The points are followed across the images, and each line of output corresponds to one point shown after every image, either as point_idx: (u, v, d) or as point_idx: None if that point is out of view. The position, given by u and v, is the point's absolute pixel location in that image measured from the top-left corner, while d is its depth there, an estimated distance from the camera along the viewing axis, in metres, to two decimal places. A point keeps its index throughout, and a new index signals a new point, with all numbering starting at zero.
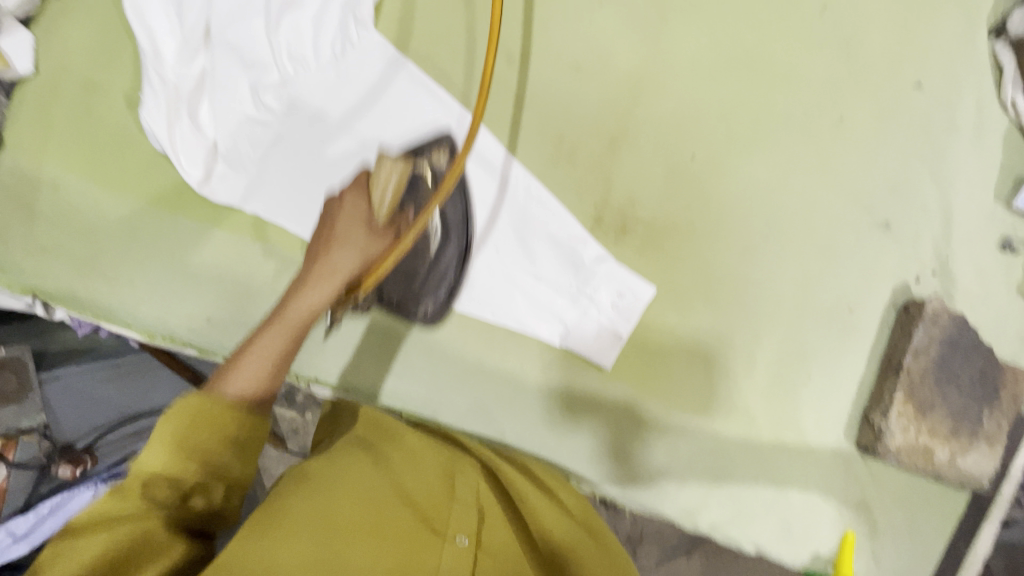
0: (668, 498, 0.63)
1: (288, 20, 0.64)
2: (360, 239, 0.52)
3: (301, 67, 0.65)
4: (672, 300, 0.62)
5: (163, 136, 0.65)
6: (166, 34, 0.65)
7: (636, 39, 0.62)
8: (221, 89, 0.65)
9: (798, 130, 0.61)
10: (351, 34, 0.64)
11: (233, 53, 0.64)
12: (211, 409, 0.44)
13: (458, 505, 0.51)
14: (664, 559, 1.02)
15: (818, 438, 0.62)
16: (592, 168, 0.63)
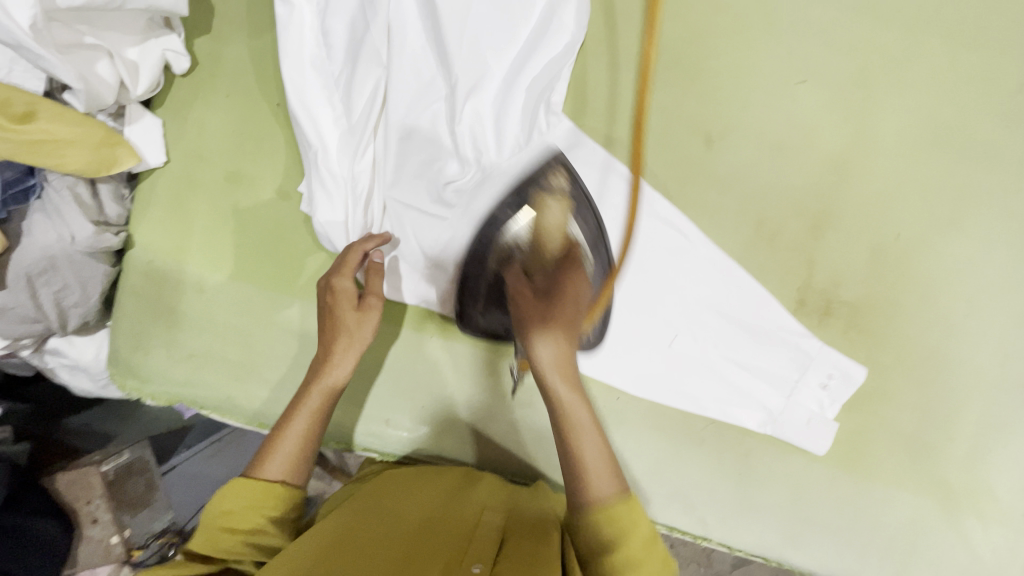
0: (873, 572, 0.65)
1: (473, 111, 0.59)
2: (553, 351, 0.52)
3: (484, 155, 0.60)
4: (876, 381, 0.63)
5: (338, 236, 0.60)
6: (334, 122, 0.59)
7: (838, 121, 0.60)
8: (399, 182, 0.60)
9: (1001, 209, 0.61)
10: (539, 120, 0.60)
11: (410, 145, 0.59)
12: (274, 498, 0.51)
13: (474, 527, 0.52)
14: (738, 563, 1.02)
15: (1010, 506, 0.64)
16: (795, 251, 0.62)
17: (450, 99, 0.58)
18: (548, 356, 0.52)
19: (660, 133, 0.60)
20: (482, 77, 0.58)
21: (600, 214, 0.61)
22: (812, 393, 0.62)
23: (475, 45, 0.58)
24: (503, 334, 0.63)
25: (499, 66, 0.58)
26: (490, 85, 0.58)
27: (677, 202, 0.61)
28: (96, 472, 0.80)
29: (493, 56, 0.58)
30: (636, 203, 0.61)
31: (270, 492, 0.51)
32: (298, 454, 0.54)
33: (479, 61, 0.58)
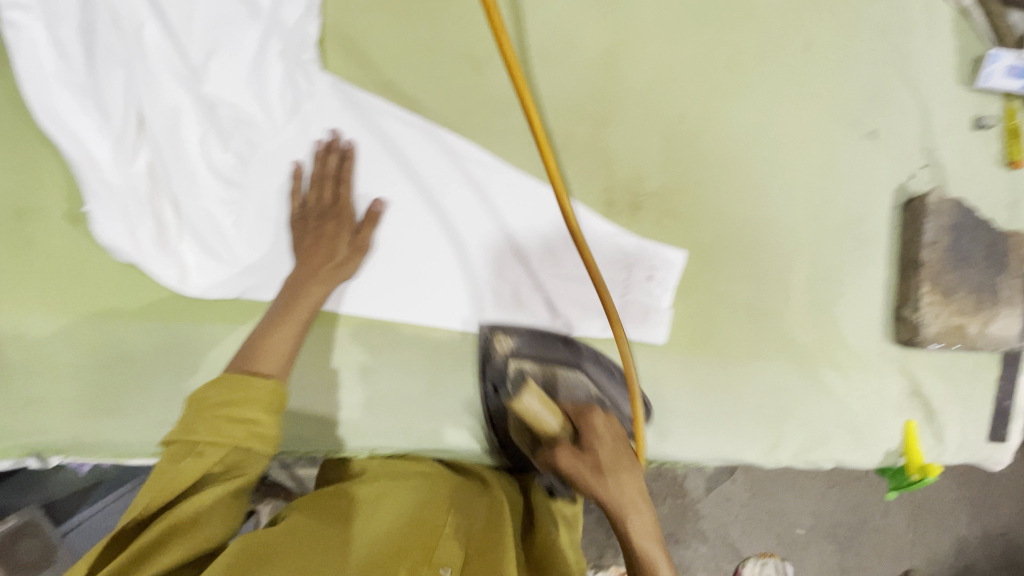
0: (750, 446, 0.65)
1: (231, 86, 0.58)
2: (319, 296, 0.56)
3: (255, 129, 0.59)
4: (702, 260, 0.63)
5: (130, 249, 0.59)
6: (93, 130, 0.57)
7: (596, 16, 0.60)
8: (177, 178, 0.59)
9: (773, 65, 0.62)
10: (299, 82, 0.59)
11: (175, 138, 0.58)
12: (265, 398, 0.48)
13: (435, 531, 0.50)
14: (711, 486, 1.02)
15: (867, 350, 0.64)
16: (590, 153, 0.62)
17: (205, 80, 0.58)
18: (537, 409, 0.54)
19: (427, 67, 0.60)
20: (229, 52, 0.58)
21: (387, 158, 0.60)
22: (642, 288, 0.63)
23: (213, 21, 0.57)
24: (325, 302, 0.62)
25: (243, 36, 0.58)
26: (239, 56, 0.58)
27: (462, 130, 0.61)
28: None
29: (233, 28, 0.57)
30: (419, 139, 0.60)
31: (264, 390, 0.49)
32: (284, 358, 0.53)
33: (221, 35, 0.58)
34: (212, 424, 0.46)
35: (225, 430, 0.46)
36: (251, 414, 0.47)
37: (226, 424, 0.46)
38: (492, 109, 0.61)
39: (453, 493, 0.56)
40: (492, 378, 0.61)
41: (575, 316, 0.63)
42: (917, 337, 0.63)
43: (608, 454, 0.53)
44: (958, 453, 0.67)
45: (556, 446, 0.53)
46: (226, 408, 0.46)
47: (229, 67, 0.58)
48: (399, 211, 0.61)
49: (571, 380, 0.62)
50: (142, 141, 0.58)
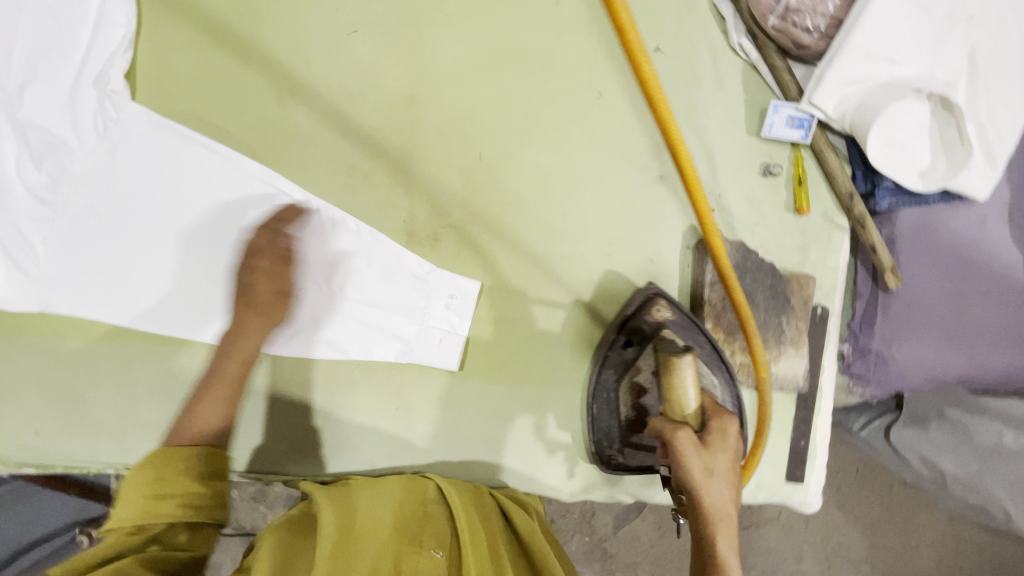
0: (544, 475, 0.68)
1: (43, 110, 0.61)
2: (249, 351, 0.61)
3: (65, 150, 0.62)
4: (496, 291, 0.66)
5: None
6: None
7: (397, 59, 0.64)
8: None
9: (567, 110, 0.65)
10: (108, 108, 0.62)
11: None
12: (193, 459, 0.53)
13: (420, 521, 0.55)
14: (620, 524, 0.92)
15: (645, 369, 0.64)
16: (391, 186, 0.65)
17: (16, 101, 0.61)
18: (686, 381, 0.51)
19: (235, 101, 0.64)
20: (42, 78, 0.61)
21: (194, 184, 0.64)
22: (438, 318, 0.65)
23: (24, 45, 0.60)
24: (127, 318, 0.64)
25: (56, 63, 0.61)
26: (52, 82, 0.61)
27: (269, 160, 0.64)
28: None
29: (44, 54, 0.61)
30: (224, 167, 0.64)
31: (176, 452, 0.53)
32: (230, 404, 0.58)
33: (33, 60, 0.61)
34: (138, 511, 0.49)
35: (158, 506, 0.50)
36: (184, 485, 0.52)
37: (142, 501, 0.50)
38: (296, 142, 0.64)
39: (405, 496, 0.59)
40: (627, 334, 0.64)
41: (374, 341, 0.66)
42: None
43: (717, 432, 0.49)
44: (755, 493, 0.68)
45: (676, 427, 0.48)
46: (149, 487, 0.50)
47: (42, 92, 0.61)
48: (204, 233, 0.64)
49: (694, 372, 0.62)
50: None
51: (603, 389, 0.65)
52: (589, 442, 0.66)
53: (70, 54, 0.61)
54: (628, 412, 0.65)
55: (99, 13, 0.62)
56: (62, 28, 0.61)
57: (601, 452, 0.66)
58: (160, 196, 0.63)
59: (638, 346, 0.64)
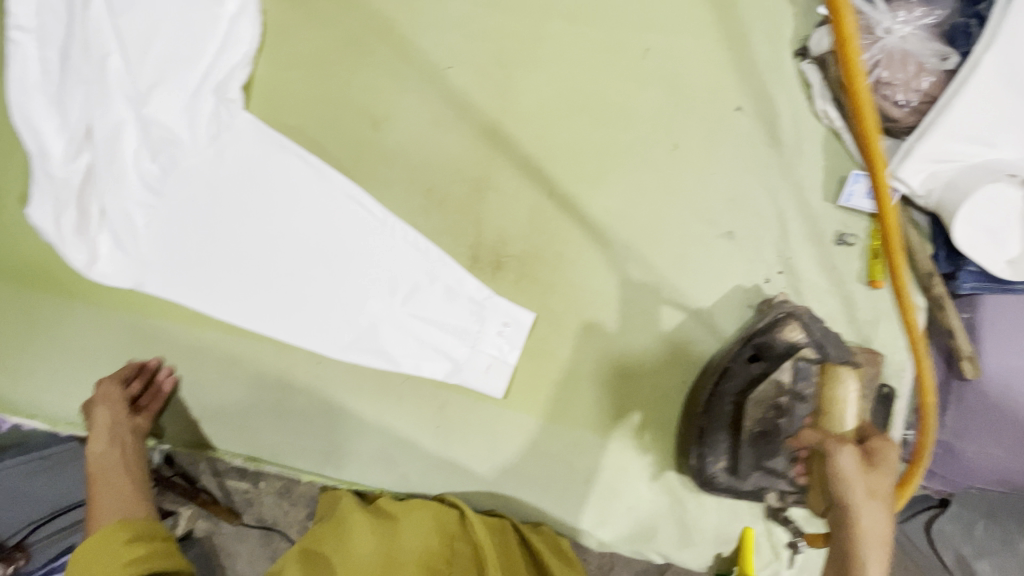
0: (575, 520, 0.65)
1: (167, 110, 0.68)
2: (106, 413, 0.64)
3: (178, 145, 0.68)
4: (549, 325, 0.66)
5: (51, 230, 0.67)
6: (51, 131, 0.67)
7: (485, 96, 0.68)
8: (105, 176, 0.68)
9: (642, 158, 0.67)
10: (223, 114, 0.69)
11: (111, 144, 0.68)
12: (115, 534, 0.57)
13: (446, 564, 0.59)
14: None
15: (727, 398, 0.60)
16: (463, 212, 0.68)
17: (146, 101, 0.68)
18: (846, 395, 0.49)
19: (332, 119, 0.69)
20: (170, 82, 0.68)
21: (286, 190, 0.69)
22: (489, 344, 0.67)
23: (162, 53, 0.68)
24: (203, 304, 0.68)
25: (185, 70, 0.68)
26: (179, 86, 0.68)
27: (355, 176, 0.69)
28: None
29: (176, 62, 0.68)
30: (314, 177, 0.69)
31: (115, 528, 0.58)
32: (129, 500, 0.61)
33: (167, 67, 0.68)
34: (108, 572, 0.54)
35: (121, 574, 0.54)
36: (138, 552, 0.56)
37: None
38: (381, 162, 0.69)
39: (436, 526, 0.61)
40: (755, 347, 0.59)
41: (425, 359, 0.68)
42: None
43: (879, 448, 0.47)
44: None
45: (840, 441, 0.47)
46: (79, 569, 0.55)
47: (168, 94, 0.68)
48: (285, 235, 0.69)
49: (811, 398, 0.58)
50: (86, 145, 0.68)
51: (718, 403, 0.60)
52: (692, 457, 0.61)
53: (198, 64, 0.68)
54: (752, 428, 0.59)
55: (227, 29, 0.69)
56: (194, 40, 0.68)
57: (704, 469, 0.61)
58: (255, 198, 0.69)
59: (766, 362, 0.59)
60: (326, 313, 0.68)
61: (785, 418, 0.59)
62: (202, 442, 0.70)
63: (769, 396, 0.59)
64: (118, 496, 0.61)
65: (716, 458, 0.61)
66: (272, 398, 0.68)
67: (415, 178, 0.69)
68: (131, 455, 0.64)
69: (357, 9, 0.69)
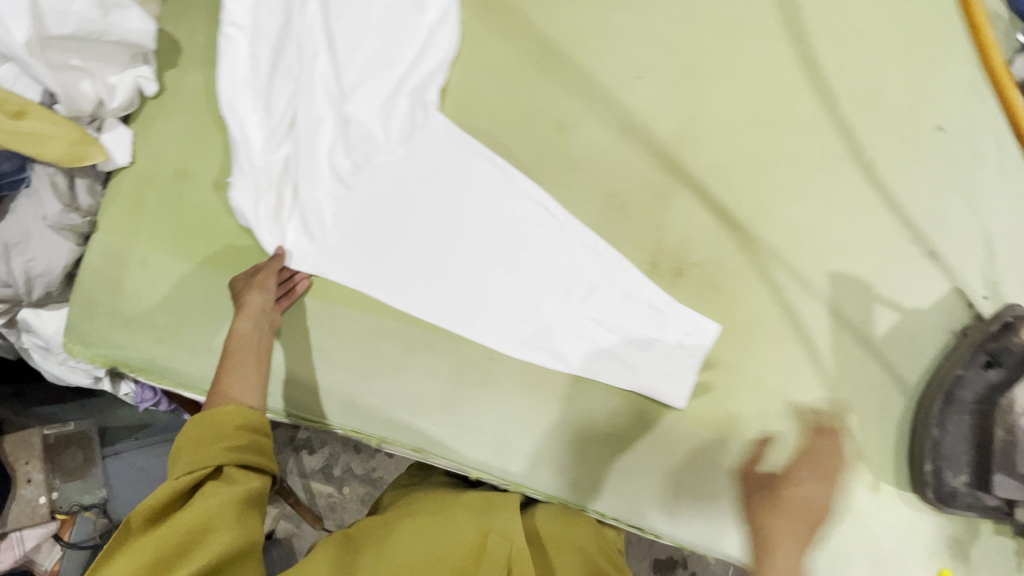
0: (756, 546, 0.61)
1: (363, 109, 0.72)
2: (260, 304, 0.65)
3: (371, 140, 0.72)
4: (732, 336, 0.64)
5: (250, 213, 0.70)
6: (257, 123, 0.71)
7: (673, 104, 0.69)
8: (305, 166, 0.72)
9: (836, 173, 0.66)
10: (416, 112, 0.72)
11: (312, 137, 0.72)
12: (225, 417, 0.56)
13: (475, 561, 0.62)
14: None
15: (968, 401, 0.58)
16: (645, 217, 0.67)
17: (346, 101, 0.72)
18: None
19: (518, 121, 0.71)
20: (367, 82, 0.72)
21: (470, 187, 0.71)
22: (668, 352, 0.65)
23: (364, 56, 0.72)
24: (384, 294, 0.70)
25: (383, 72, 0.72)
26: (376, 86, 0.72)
27: (537, 177, 0.70)
28: (39, 434, 0.87)
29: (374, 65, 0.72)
30: (498, 176, 0.70)
31: (232, 408, 0.57)
32: (254, 380, 0.61)
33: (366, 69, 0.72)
34: (209, 454, 0.54)
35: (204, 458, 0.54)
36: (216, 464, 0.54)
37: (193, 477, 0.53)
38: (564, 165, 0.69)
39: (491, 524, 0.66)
40: (990, 353, 0.59)
41: (600, 361, 0.66)
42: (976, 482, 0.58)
43: None
44: None
45: None
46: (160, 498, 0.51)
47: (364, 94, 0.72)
48: (463, 232, 0.70)
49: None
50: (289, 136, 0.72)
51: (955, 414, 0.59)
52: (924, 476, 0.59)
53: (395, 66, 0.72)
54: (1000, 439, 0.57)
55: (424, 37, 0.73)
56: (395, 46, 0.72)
57: (943, 484, 0.58)
58: (439, 193, 0.71)
59: (1004, 367, 0.58)
60: (502, 309, 0.69)
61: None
62: (368, 428, 0.71)
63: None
64: (244, 377, 0.60)
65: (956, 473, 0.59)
66: (442, 391, 0.69)
67: (598, 180, 0.69)
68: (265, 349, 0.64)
69: (549, 20, 0.72)
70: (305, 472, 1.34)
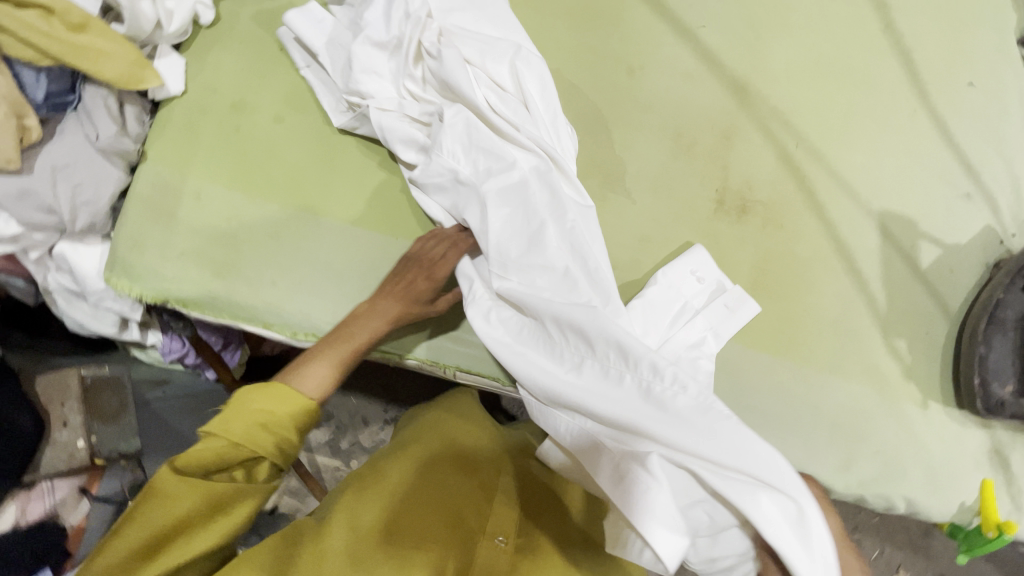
0: (821, 461, 0.65)
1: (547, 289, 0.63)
2: (393, 308, 0.62)
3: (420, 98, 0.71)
4: (794, 269, 0.69)
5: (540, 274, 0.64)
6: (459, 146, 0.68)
7: (736, 53, 0.73)
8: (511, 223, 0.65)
9: (884, 122, 0.72)
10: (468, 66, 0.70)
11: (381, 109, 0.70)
12: (255, 425, 0.51)
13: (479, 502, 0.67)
14: None
15: (1009, 323, 0.63)
16: (711, 156, 0.71)
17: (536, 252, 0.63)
18: None
19: (588, 63, 0.73)
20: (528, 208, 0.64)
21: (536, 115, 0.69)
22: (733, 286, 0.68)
23: (461, 153, 0.67)
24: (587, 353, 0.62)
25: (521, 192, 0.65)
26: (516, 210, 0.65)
27: (606, 118, 0.73)
28: (75, 375, 0.81)
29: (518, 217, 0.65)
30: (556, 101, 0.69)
31: (294, 397, 0.53)
32: (323, 376, 0.56)
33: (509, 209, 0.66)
34: (197, 482, 0.49)
35: (186, 483, 0.49)
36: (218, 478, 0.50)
37: (191, 473, 0.49)
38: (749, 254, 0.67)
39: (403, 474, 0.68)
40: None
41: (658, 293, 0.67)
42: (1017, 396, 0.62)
43: None
44: None
45: None
46: (157, 503, 0.48)
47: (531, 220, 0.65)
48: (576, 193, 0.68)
49: None
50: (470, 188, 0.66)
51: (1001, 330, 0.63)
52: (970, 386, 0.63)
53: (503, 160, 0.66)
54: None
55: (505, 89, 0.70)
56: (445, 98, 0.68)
57: (990, 394, 0.62)
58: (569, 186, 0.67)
59: None
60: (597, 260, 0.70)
61: None
62: (441, 355, 0.70)
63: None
64: (323, 369, 0.57)
65: (1003, 382, 0.63)
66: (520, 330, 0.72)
67: (667, 123, 0.72)
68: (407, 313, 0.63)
69: None
70: (312, 446, 1.43)
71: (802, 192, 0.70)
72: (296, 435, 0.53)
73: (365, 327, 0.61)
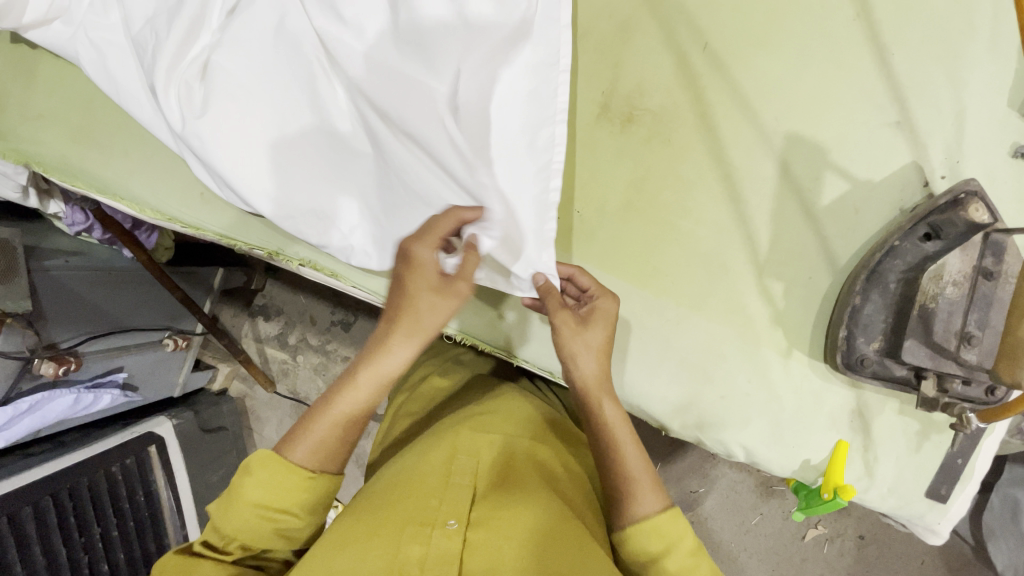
0: (660, 399, 0.63)
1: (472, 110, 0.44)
2: (330, 438, 0.52)
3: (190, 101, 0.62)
4: (675, 193, 0.62)
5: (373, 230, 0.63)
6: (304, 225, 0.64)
7: None
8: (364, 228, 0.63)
9: (817, 27, 0.60)
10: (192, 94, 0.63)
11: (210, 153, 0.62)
12: (303, 484, 0.51)
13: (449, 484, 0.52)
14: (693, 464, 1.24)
15: (891, 276, 0.55)
16: (602, 53, 0.63)
17: None
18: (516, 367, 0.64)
19: None
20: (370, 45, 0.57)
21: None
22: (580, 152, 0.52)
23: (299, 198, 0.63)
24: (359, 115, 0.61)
25: None
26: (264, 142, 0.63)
27: None
28: None
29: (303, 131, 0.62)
30: None
31: (302, 473, 0.51)
32: (333, 448, 0.52)
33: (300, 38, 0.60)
34: (247, 516, 0.50)
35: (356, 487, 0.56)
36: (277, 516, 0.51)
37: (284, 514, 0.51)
38: None
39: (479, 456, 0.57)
40: (936, 223, 0.54)
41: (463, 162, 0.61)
42: (865, 362, 0.56)
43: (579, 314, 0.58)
44: (884, 494, 0.61)
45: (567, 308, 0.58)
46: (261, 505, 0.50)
47: (341, 31, 0.57)
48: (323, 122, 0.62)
49: (946, 294, 0.54)
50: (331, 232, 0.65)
51: (882, 281, 0.56)
52: (836, 340, 0.57)
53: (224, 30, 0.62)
54: (921, 306, 0.54)
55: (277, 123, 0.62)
56: None
57: (853, 349, 0.56)
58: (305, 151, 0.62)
59: (941, 240, 0.54)
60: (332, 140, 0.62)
61: (935, 299, 0.54)
62: (271, 243, 0.69)
63: (955, 273, 0.54)
64: (333, 440, 0.52)
65: (869, 338, 0.56)
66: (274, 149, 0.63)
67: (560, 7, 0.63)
68: (341, 440, 0.53)
69: None
70: (261, 337, 1.50)
71: (698, 107, 0.61)
72: (289, 524, 0.52)
73: (298, 479, 0.51)
